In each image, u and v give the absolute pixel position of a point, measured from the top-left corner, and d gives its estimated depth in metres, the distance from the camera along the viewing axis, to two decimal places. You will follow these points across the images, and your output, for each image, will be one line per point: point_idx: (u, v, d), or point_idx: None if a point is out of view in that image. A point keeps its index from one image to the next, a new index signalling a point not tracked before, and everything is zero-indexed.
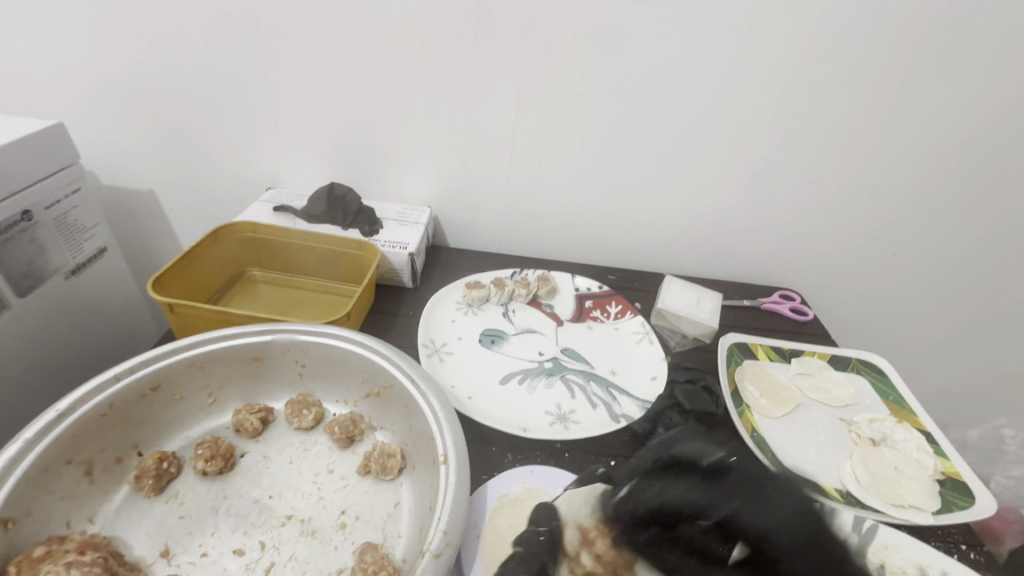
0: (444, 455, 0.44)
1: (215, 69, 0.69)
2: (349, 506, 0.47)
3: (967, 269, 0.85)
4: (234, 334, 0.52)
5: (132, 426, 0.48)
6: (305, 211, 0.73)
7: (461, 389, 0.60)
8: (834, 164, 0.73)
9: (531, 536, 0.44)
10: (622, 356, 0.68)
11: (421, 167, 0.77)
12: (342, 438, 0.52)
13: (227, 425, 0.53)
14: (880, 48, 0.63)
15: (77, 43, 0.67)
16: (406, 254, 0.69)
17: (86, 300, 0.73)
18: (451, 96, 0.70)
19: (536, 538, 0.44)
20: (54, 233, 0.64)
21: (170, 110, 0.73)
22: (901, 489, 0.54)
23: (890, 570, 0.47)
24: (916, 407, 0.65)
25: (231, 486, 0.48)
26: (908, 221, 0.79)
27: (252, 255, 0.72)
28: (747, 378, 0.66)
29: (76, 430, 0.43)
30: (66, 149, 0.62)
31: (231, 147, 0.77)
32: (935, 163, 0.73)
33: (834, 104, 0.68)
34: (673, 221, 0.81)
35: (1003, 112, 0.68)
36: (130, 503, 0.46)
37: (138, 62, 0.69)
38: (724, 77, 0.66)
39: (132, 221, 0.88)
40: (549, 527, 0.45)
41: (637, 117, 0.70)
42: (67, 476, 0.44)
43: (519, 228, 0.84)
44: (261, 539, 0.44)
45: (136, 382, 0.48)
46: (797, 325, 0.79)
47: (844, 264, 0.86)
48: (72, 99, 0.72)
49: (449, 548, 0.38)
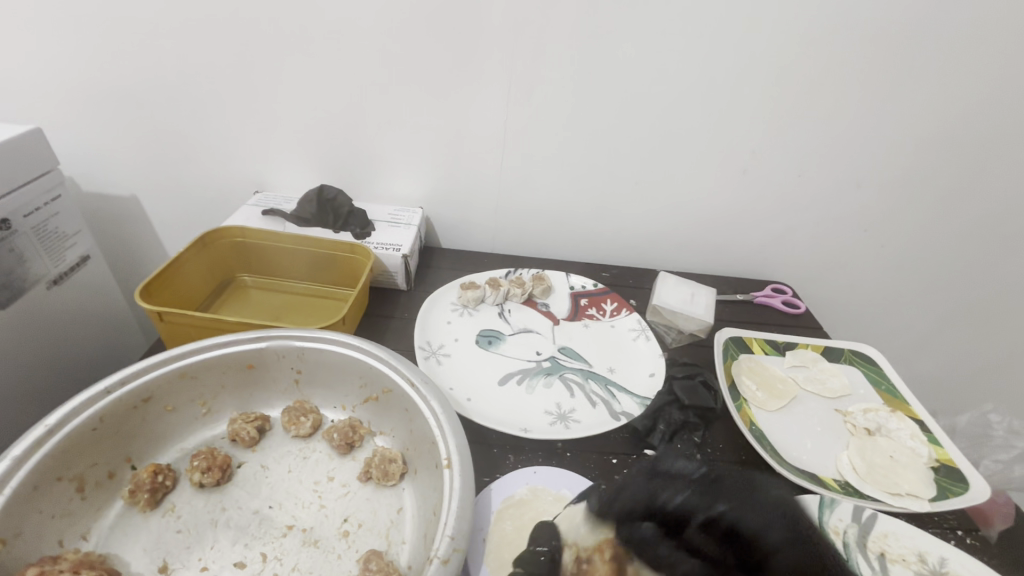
0: (447, 459, 0.44)
1: (198, 71, 0.68)
2: (351, 513, 0.47)
3: (952, 258, 0.87)
4: (228, 342, 0.51)
5: (124, 439, 0.47)
6: (294, 214, 0.72)
7: (460, 391, 0.59)
8: (823, 157, 0.74)
9: (531, 556, 0.43)
10: (620, 354, 0.68)
11: (412, 168, 0.77)
12: (342, 445, 0.51)
13: (222, 435, 0.52)
14: (867, 42, 0.64)
15: (53, 46, 0.65)
16: (399, 256, 0.69)
17: (69, 310, 0.71)
18: (441, 95, 0.69)
19: (535, 559, 0.43)
20: (34, 242, 0.62)
21: (153, 113, 0.72)
22: (898, 478, 0.55)
23: (890, 558, 0.48)
24: (908, 396, 0.66)
25: (230, 498, 0.47)
26: (895, 213, 0.81)
27: (242, 260, 0.71)
28: (743, 372, 0.67)
29: (66, 445, 0.42)
30: (44, 156, 0.60)
31: (217, 150, 0.75)
32: (921, 155, 0.74)
33: (823, 98, 0.68)
34: (665, 217, 0.82)
35: (985, 104, 0.69)
36: (125, 519, 0.44)
37: (117, 65, 0.67)
38: (715, 73, 0.66)
39: (115, 228, 0.86)
40: (550, 547, 0.43)
41: (628, 114, 0.70)
42: (59, 493, 0.42)
43: (512, 227, 0.84)
44: (262, 551, 0.43)
45: (127, 394, 0.46)
46: (789, 318, 0.79)
47: (833, 257, 0.87)
48: (48, 103, 0.70)
49: (456, 554, 0.37)
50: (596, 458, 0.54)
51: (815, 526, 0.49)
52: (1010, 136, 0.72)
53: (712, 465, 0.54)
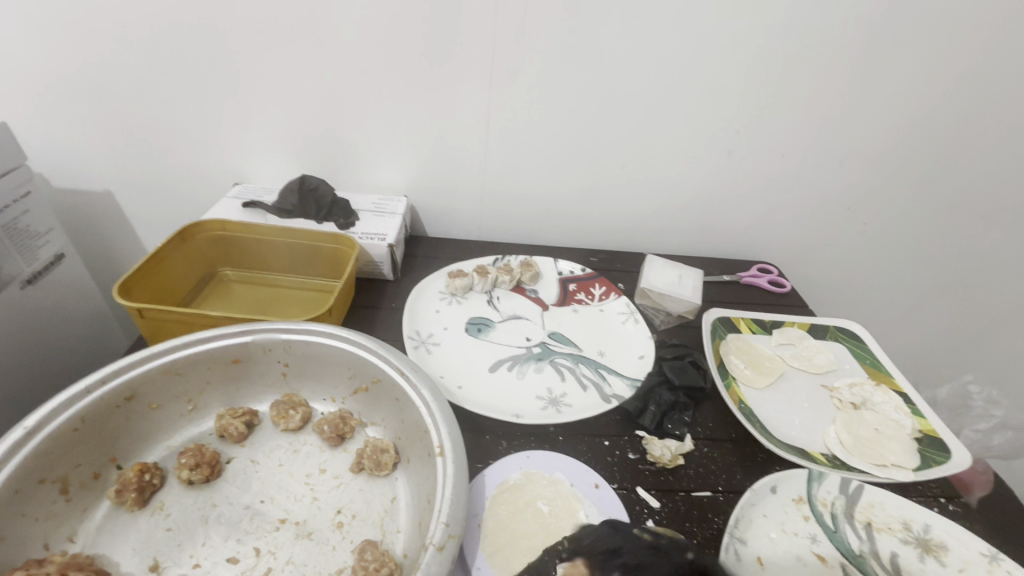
0: (439, 446, 0.44)
1: (170, 60, 0.65)
2: (344, 505, 0.46)
3: (931, 231, 0.88)
4: (211, 336, 0.50)
5: (107, 438, 0.46)
6: (276, 206, 0.70)
7: (450, 378, 0.59)
8: (808, 135, 0.74)
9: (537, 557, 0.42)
10: (609, 337, 0.68)
11: (395, 156, 0.75)
12: (333, 437, 0.51)
13: (210, 431, 0.52)
14: (853, 18, 0.64)
15: (14, 35, 0.62)
16: (384, 245, 0.67)
17: (45, 312, 0.69)
18: (421, 78, 0.67)
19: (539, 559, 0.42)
20: (3, 241, 0.60)
21: (125, 105, 0.69)
22: (883, 449, 0.56)
23: (876, 527, 0.49)
24: (892, 369, 0.67)
25: (220, 493, 0.46)
26: (875, 188, 0.81)
27: (221, 253, 0.69)
28: (731, 352, 0.67)
29: (47, 447, 0.41)
30: (12, 151, 0.58)
31: (193, 142, 0.73)
32: (902, 131, 0.75)
33: (805, 76, 0.68)
34: (652, 199, 0.82)
35: (961, 80, 0.70)
36: (113, 519, 0.44)
37: (80, 53, 0.64)
38: (701, 50, 0.65)
39: (90, 225, 0.83)
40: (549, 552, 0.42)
41: (614, 95, 0.69)
42: (42, 495, 0.41)
43: (498, 212, 0.83)
44: (255, 546, 0.43)
45: (109, 392, 0.45)
46: (775, 297, 0.80)
47: (817, 234, 0.88)
48: (9, 95, 0.67)
49: (452, 540, 0.37)
50: (588, 441, 0.54)
51: (804, 499, 0.50)
52: (990, 108, 0.73)
53: (702, 444, 0.55)
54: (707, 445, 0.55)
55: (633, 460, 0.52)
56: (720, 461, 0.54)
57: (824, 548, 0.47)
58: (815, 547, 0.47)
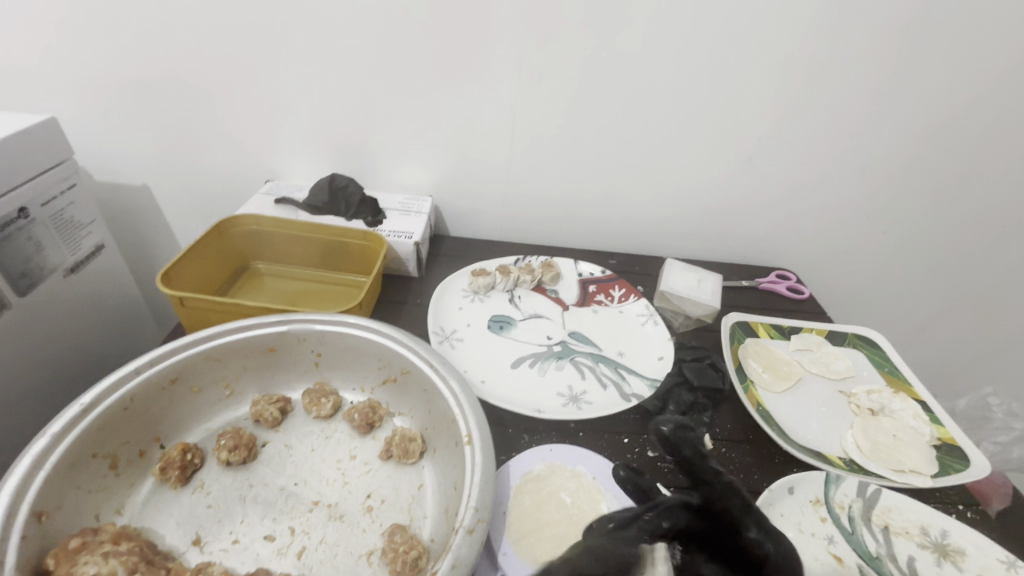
0: (467, 436, 0.45)
1: (211, 61, 0.68)
2: (373, 489, 0.48)
3: (951, 240, 0.88)
4: (250, 325, 0.52)
5: (153, 418, 0.49)
6: (307, 203, 0.73)
7: (474, 372, 0.61)
8: (830, 143, 0.75)
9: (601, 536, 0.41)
10: (629, 338, 0.69)
11: (421, 158, 0.78)
12: (362, 425, 0.53)
13: (246, 416, 0.54)
14: (876, 29, 0.65)
15: (65, 36, 0.65)
16: (411, 243, 0.69)
17: (86, 300, 0.72)
18: (450, 83, 0.69)
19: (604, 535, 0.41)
20: (52, 231, 0.63)
21: (166, 104, 0.72)
22: (901, 455, 0.56)
23: (893, 531, 0.50)
24: (911, 377, 0.68)
25: (256, 475, 0.48)
26: (894, 198, 0.82)
27: (254, 247, 0.71)
28: (749, 355, 0.68)
29: (100, 422, 0.44)
30: (61, 145, 0.61)
31: (229, 141, 0.76)
32: (922, 142, 0.75)
33: (826, 86, 0.69)
34: (671, 205, 0.83)
35: (983, 92, 0.70)
36: (157, 494, 0.46)
37: (126, 54, 0.67)
38: (724, 58, 0.66)
39: (126, 218, 0.87)
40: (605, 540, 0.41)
41: (638, 101, 0.71)
42: (94, 469, 0.44)
43: (520, 214, 0.85)
44: (290, 525, 0.45)
45: (156, 374, 0.48)
46: (793, 303, 0.81)
47: (835, 242, 0.88)
48: (57, 92, 0.70)
49: (480, 524, 0.39)
50: (608, 437, 0.55)
51: (822, 500, 0.51)
52: (1016, 119, 0.73)
53: (721, 444, 0.56)
54: (725, 446, 0.56)
55: (653, 457, 0.53)
56: (739, 462, 0.54)
57: (841, 550, 0.48)
58: (832, 548, 0.48)
